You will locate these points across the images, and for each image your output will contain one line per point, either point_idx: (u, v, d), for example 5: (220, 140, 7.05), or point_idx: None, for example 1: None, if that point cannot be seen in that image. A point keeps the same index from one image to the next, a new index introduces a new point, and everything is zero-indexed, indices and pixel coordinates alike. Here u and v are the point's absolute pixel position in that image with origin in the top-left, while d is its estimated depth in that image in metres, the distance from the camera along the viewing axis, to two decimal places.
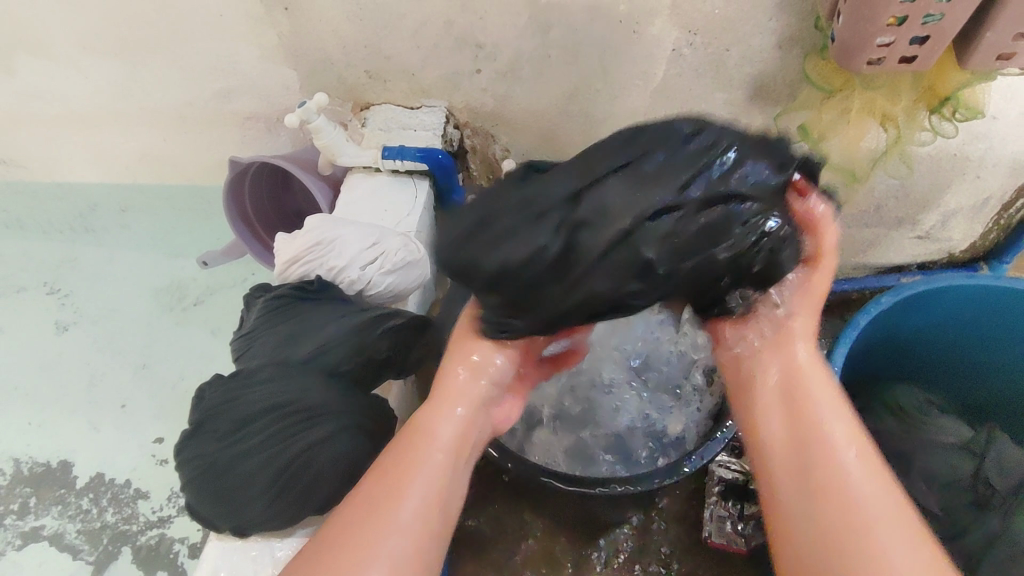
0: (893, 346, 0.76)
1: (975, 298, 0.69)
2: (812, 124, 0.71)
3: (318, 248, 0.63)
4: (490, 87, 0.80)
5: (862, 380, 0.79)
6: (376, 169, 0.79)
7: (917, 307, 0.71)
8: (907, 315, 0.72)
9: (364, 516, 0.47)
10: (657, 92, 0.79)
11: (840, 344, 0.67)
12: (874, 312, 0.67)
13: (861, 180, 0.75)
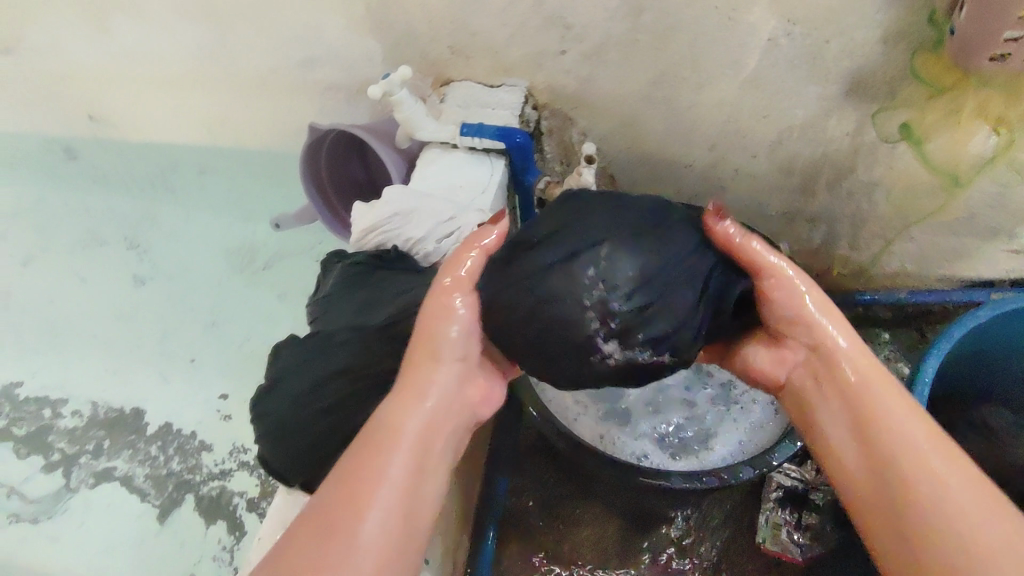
0: (982, 357, 0.72)
1: None
2: (914, 124, 0.70)
3: (397, 218, 0.64)
4: (573, 69, 0.79)
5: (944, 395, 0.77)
6: (453, 146, 0.79)
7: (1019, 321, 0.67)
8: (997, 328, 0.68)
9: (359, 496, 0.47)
10: (746, 81, 0.76)
11: (930, 356, 0.64)
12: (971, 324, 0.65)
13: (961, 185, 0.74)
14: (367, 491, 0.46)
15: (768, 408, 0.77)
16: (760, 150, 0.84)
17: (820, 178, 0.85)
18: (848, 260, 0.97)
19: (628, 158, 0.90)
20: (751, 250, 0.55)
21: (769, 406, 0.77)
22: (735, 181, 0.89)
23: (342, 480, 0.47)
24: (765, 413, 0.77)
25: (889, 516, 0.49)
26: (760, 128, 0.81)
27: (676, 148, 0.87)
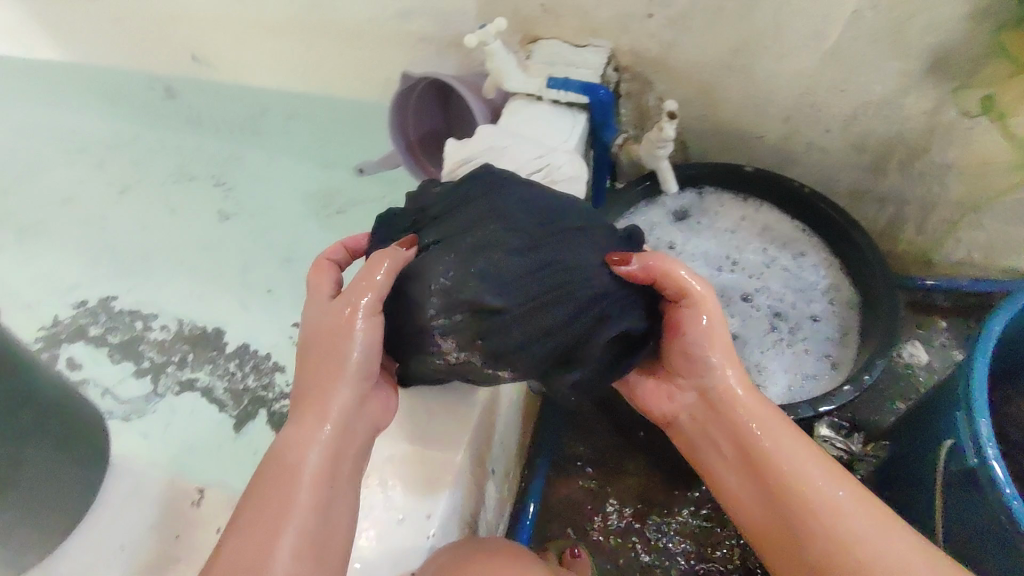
0: None
1: None
2: (997, 97, 0.73)
3: (492, 152, 0.70)
4: (658, 33, 0.83)
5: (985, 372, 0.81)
6: (538, 99, 0.84)
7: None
8: None
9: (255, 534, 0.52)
10: (827, 54, 0.79)
11: (997, 315, 0.69)
12: None
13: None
14: (268, 520, 0.52)
15: (823, 362, 0.73)
16: (833, 124, 0.86)
17: (891, 158, 0.87)
18: (912, 243, 0.98)
19: (701, 126, 0.93)
20: (676, 277, 0.58)
21: (825, 361, 0.72)
22: (805, 155, 0.92)
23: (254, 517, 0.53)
24: (820, 366, 0.72)
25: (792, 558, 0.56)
26: (836, 102, 0.83)
27: (750, 119, 0.90)
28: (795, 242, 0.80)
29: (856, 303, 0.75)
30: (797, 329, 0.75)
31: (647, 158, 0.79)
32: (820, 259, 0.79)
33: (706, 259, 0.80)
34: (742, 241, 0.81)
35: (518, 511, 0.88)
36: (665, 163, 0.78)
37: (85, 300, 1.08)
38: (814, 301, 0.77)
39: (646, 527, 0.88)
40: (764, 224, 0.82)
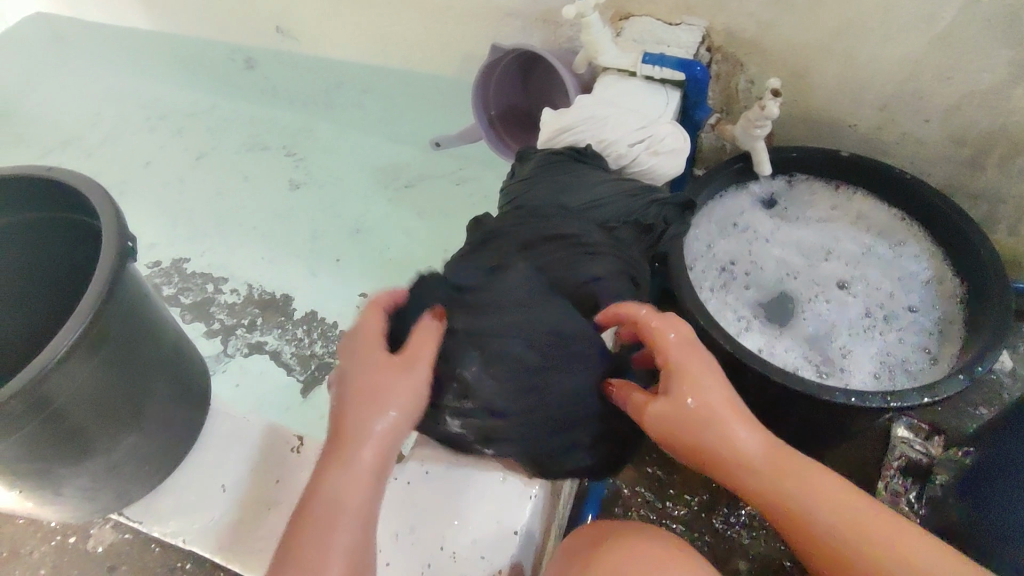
0: None
1: None
2: None
3: (593, 122, 0.68)
4: (757, 12, 0.81)
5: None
6: (632, 74, 0.83)
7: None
8: None
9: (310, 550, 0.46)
10: (935, 38, 0.76)
11: None
12: None
13: None
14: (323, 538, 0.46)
15: (924, 355, 0.69)
16: (933, 114, 0.83)
17: (991, 152, 0.84)
18: (1004, 245, 0.94)
19: (789, 112, 0.91)
20: (666, 341, 0.53)
21: (925, 354, 0.69)
22: (897, 146, 0.89)
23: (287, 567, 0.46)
24: (918, 358, 0.69)
25: None
26: (940, 90, 0.80)
27: (843, 106, 0.87)
28: (893, 232, 0.77)
29: (959, 295, 0.71)
30: (893, 319, 0.72)
31: (742, 138, 0.77)
32: (919, 249, 0.76)
33: (798, 247, 0.78)
34: (836, 230, 0.79)
35: (584, 493, 0.87)
36: (761, 143, 0.76)
37: (159, 261, 1.09)
38: (913, 292, 0.73)
39: (717, 516, 0.86)
40: (856, 215, 0.79)
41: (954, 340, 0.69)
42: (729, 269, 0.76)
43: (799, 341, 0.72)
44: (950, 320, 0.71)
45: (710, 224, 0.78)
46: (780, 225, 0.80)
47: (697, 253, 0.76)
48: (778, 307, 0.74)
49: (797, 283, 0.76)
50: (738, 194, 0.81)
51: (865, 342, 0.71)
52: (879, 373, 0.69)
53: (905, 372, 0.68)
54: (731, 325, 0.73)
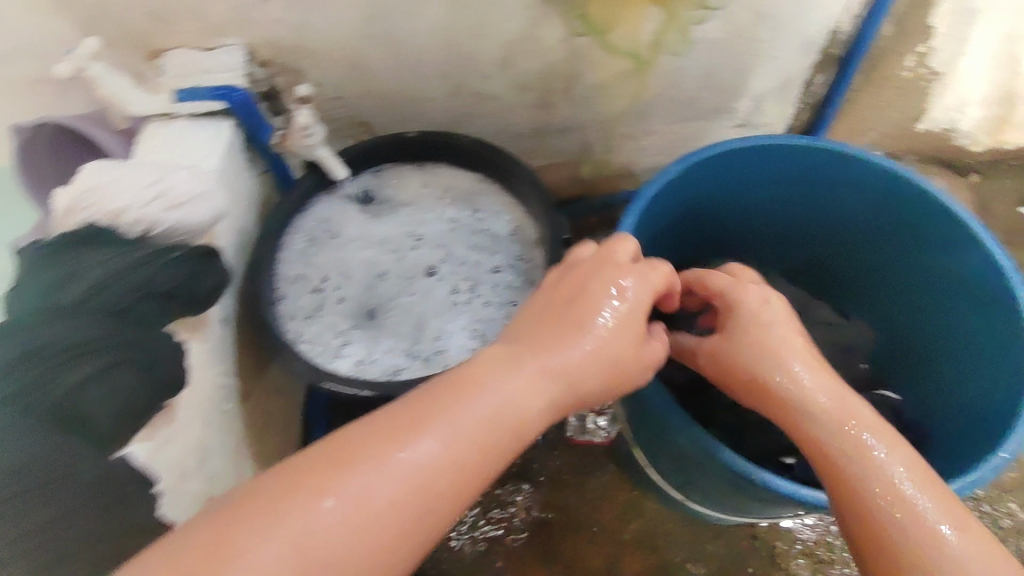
0: (722, 206, 0.80)
1: (786, 160, 0.72)
2: (595, 17, 0.70)
3: (91, 193, 0.59)
4: (283, 17, 0.77)
5: (676, 245, 0.84)
6: (173, 114, 0.77)
7: (711, 168, 0.72)
8: (696, 180, 0.74)
9: (249, 524, 0.40)
10: (454, 5, 0.78)
11: (627, 217, 0.67)
12: (660, 182, 0.68)
13: (644, 62, 0.76)
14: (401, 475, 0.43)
15: (505, 309, 0.74)
16: (490, 70, 0.88)
17: (553, 89, 0.92)
18: (605, 160, 1.07)
19: (371, 101, 0.92)
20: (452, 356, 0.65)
21: (506, 307, 0.74)
22: (477, 104, 0.94)
23: (278, 487, 0.42)
24: (498, 315, 0.74)
25: (867, 501, 0.49)
26: (482, 48, 0.85)
27: (414, 85, 0.90)
28: (475, 193, 0.81)
29: (534, 239, 0.77)
30: (477, 285, 0.76)
31: (302, 150, 0.75)
32: (499, 210, 0.80)
33: (387, 243, 0.79)
34: (422, 212, 0.81)
35: None
36: (322, 150, 0.75)
37: None
38: (496, 251, 0.77)
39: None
40: (437, 190, 0.82)
41: (528, 288, 0.74)
42: (325, 288, 0.76)
43: (393, 341, 0.73)
44: (527, 266, 0.76)
45: (298, 246, 0.77)
46: (367, 225, 0.80)
47: (289, 283, 0.75)
48: (377, 310, 0.75)
49: (387, 283, 0.77)
50: (329, 204, 0.80)
51: (459, 316, 0.74)
52: (465, 344, 0.72)
53: (488, 333, 0.72)
54: (323, 352, 0.72)
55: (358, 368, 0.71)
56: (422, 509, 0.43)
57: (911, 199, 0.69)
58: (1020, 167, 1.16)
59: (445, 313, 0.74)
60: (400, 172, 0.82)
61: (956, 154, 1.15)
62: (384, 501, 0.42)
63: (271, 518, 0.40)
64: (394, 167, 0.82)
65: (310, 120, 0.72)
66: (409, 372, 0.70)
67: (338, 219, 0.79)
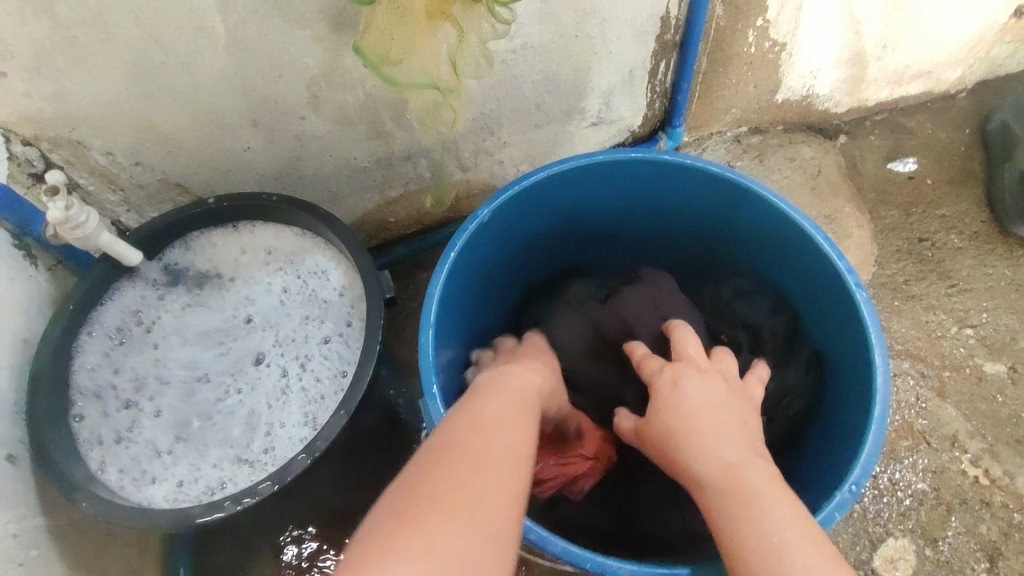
0: (558, 227, 0.77)
1: (601, 176, 0.69)
2: (367, 48, 0.63)
3: None
4: (31, 89, 0.67)
5: (522, 272, 0.81)
6: None
7: (526, 201, 0.68)
8: (516, 215, 0.70)
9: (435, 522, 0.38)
10: (233, 48, 0.70)
11: (440, 272, 0.63)
12: (471, 228, 0.64)
13: (449, 90, 0.69)
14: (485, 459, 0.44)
15: (333, 384, 0.70)
16: (303, 110, 0.80)
17: (382, 118, 0.84)
18: (466, 181, 0.99)
19: (180, 164, 0.81)
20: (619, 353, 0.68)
21: (335, 382, 0.70)
22: (304, 148, 0.85)
23: (401, 503, 0.40)
24: (332, 394, 0.70)
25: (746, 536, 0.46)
26: (285, 87, 0.76)
27: (222, 139, 0.80)
28: (293, 255, 0.75)
29: (359, 300, 0.73)
30: (305, 365, 0.72)
31: (79, 242, 0.65)
32: (323, 267, 0.74)
33: (204, 335, 0.74)
34: (240, 289, 0.76)
35: None
36: (103, 235, 0.66)
37: None
38: (322, 322, 0.73)
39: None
40: (251, 261, 0.76)
41: (351, 358, 0.71)
42: (137, 396, 0.70)
43: (218, 448, 0.69)
44: (353, 335, 0.72)
45: (94, 352, 0.70)
46: (180, 317, 0.74)
47: (95, 398, 0.68)
48: (200, 413, 0.71)
49: (208, 383, 0.72)
50: (127, 293, 0.73)
51: (285, 405, 0.70)
52: (292, 436, 0.68)
53: (313, 420, 0.69)
54: (138, 478, 0.66)
55: (178, 490, 0.66)
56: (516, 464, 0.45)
57: (735, 195, 0.67)
58: (885, 122, 1.15)
59: (270, 403, 0.70)
60: (205, 243, 0.75)
61: (823, 119, 1.12)
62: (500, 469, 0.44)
63: (421, 522, 0.38)
64: (198, 238, 0.75)
65: (69, 210, 0.62)
66: (237, 482, 0.66)
67: (144, 311, 0.73)
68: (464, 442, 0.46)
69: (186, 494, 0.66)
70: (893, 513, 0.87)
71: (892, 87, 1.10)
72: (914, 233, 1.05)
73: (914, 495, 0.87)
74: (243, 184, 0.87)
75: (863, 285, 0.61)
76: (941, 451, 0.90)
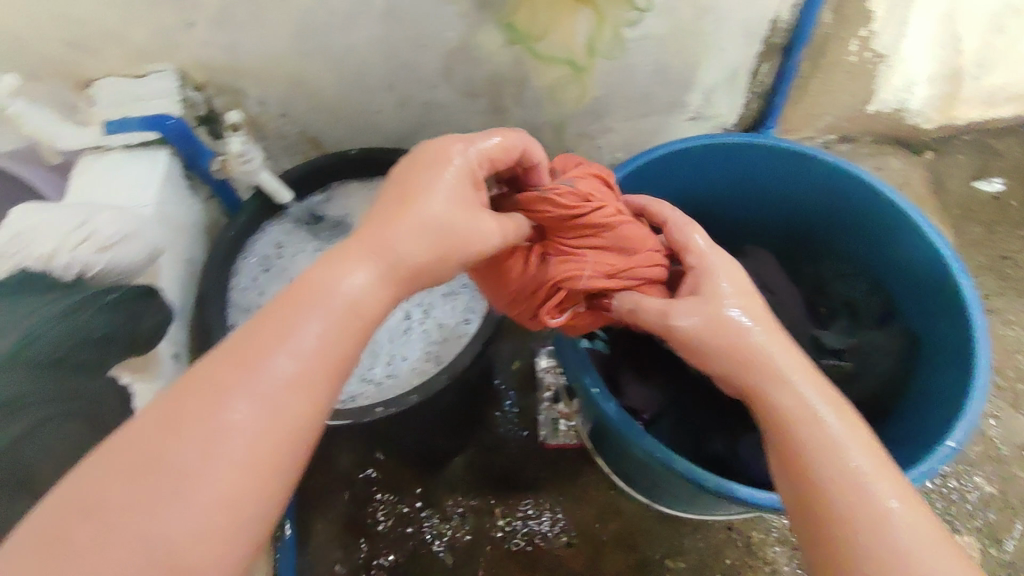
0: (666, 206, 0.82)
1: (717, 157, 0.75)
2: (518, 23, 0.70)
3: (18, 241, 0.58)
4: (211, 39, 0.76)
5: None
6: (106, 146, 0.75)
7: (648, 175, 0.75)
8: (635, 189, 0.76)
9: (185, 434, 0.34)
10: (387, 17, 0.77)
11: None
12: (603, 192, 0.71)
13: (582, 68, 0.76)
14: (245, 370, 0.36)
15: (457, 327, 0.77)
16: (435, 79, 0.87)
17: (503, 94, 0.91)
18: (565, 161, 1.05)
19: (319, 118, 0.90)
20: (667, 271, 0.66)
21: (460, 325, 0.77)
22: (428, 115, 0.92)
23: (151, 432, 0.34)
24: (455, 337, 0.77)
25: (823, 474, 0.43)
26: (424, 57, 0.83)
27: (360, 99, 0.88)
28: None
29: None
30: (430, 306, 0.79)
31: (243, 177, 0.74)
32: None
33: None
34: None
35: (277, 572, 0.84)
36: (265, 174, 0.74)
37: None
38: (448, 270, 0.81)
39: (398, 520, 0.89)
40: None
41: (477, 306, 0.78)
42: None
43: (348, 367, 0.77)
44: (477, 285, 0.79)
45: (246, 273, 0.79)
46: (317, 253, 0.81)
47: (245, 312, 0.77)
48: None
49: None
50: (277, 229, 0.82)
51: (410, 338, 0.77)
52: (418, 364, 0.75)
53: (438, 354, 0.76)
54: None
55: None
56: (289, 403, 0.37)
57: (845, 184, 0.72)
58: (974, 142, 1.17)
59: (399, 336, 0.78)
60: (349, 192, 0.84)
61: (912, 134, 1.15)
62: (287, 397, 0.36)
63: (156, 470, 0.33)
64: (343, 188, 0.84)
65: (244, 147, 0.70)
66: (365, 397, 0.73)
67: (290, 242, 0.81)
68: (255, 340, 0.38)
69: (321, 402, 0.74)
70: (960, 513, 0.89)
71: (984, 109, 1.12)
72: (996, 250, 1.07)
73: (980, 498, 0.90)
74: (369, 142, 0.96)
75: (967, 273, 0.65)
76: (1010, 460, 0.92)
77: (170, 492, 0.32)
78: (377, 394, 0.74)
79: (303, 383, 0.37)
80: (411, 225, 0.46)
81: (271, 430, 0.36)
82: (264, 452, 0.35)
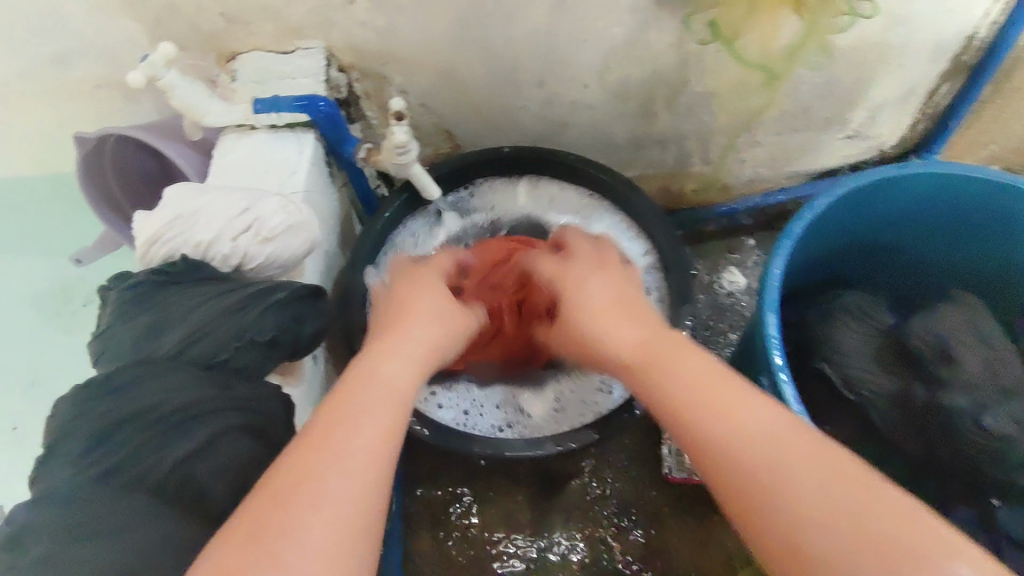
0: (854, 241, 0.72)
1: (933, 186, 0.65)
2: (722, 20, 0.62)
3: (180, 222, 0.53)
4: (368, 19, 0.70)
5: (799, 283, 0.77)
6: (252, 126, 0.69)
7: (850, 203, 0.65)
8: (831, 218, 0.67)
9: (282, 490, 0.37)
10: (554, 8, 0.70)
11: (777, 255, 0.61)
12: (810, 217, 0.61)
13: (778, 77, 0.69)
14: (334, 433, 0.40)
15: None
16: (589, 78, 0.80)
17: (656, 98, 0.84)
18: (702, 174, 0.98)
19: (458, 110, 0.84)
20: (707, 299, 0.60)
21: None
22: (573, 114, 0.86)
23: (271, 489, 0.37)
24: None
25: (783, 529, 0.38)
26: (583, 54, 0.76)
27: (504, 93, 0.82)
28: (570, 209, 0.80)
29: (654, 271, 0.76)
30: None
31: (395, 169, 0.68)
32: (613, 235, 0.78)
33: None
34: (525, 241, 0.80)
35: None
36: (417, 167, 0.68)
37: None
38: None
39: (510, 540, 0.84)
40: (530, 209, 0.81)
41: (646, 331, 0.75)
42: None
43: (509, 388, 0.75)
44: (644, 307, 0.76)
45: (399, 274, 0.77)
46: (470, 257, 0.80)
47: None
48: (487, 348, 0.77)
49: None
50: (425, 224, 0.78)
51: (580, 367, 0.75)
52: (586, 396, 0.73)
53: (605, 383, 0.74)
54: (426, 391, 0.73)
55: (466, 418, 0.73)
56: (365, 453, 0.40)
57: None
58: None
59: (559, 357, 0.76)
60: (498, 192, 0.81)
61: None
62: (346, 453, 0.39)
63: (268, 513, 0.36)
64: (494, 185, 0.80)
65: (406, 138, 0.64)
66: (522, 425, 0.72)
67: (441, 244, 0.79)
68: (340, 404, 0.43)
69: (477, 424, 0.73)
70: None
71: None
72: None
73: None
74: (503, 139, 0.90)
75: None
76: None
77: (289, 534, 0.36)
78: (536, 425, 0.72)
79: (373, 455, 0.40)
80: (423, 314, 0.53)
81: (352, 482, 0.38)
82: (341, 501, 0.37)
